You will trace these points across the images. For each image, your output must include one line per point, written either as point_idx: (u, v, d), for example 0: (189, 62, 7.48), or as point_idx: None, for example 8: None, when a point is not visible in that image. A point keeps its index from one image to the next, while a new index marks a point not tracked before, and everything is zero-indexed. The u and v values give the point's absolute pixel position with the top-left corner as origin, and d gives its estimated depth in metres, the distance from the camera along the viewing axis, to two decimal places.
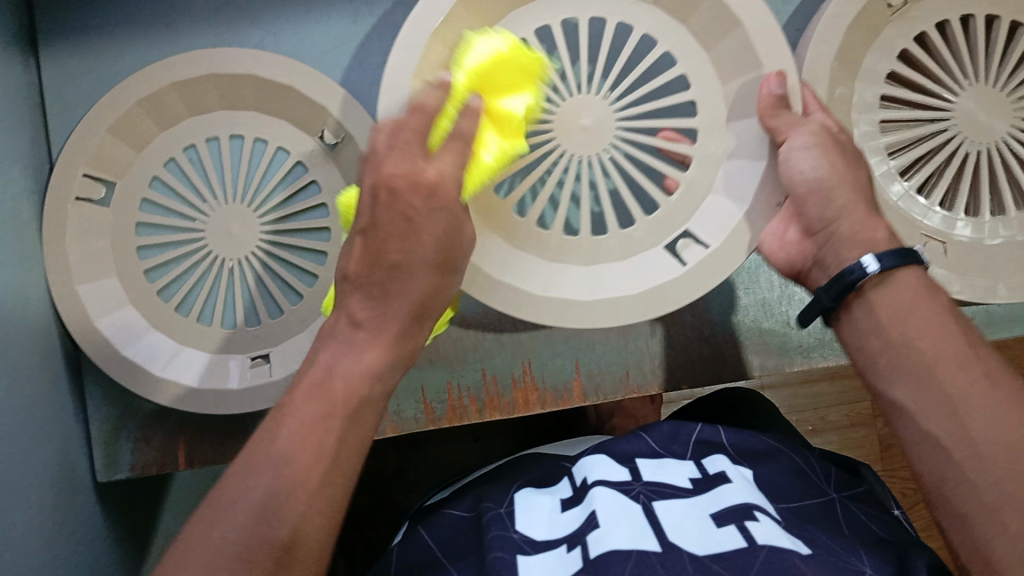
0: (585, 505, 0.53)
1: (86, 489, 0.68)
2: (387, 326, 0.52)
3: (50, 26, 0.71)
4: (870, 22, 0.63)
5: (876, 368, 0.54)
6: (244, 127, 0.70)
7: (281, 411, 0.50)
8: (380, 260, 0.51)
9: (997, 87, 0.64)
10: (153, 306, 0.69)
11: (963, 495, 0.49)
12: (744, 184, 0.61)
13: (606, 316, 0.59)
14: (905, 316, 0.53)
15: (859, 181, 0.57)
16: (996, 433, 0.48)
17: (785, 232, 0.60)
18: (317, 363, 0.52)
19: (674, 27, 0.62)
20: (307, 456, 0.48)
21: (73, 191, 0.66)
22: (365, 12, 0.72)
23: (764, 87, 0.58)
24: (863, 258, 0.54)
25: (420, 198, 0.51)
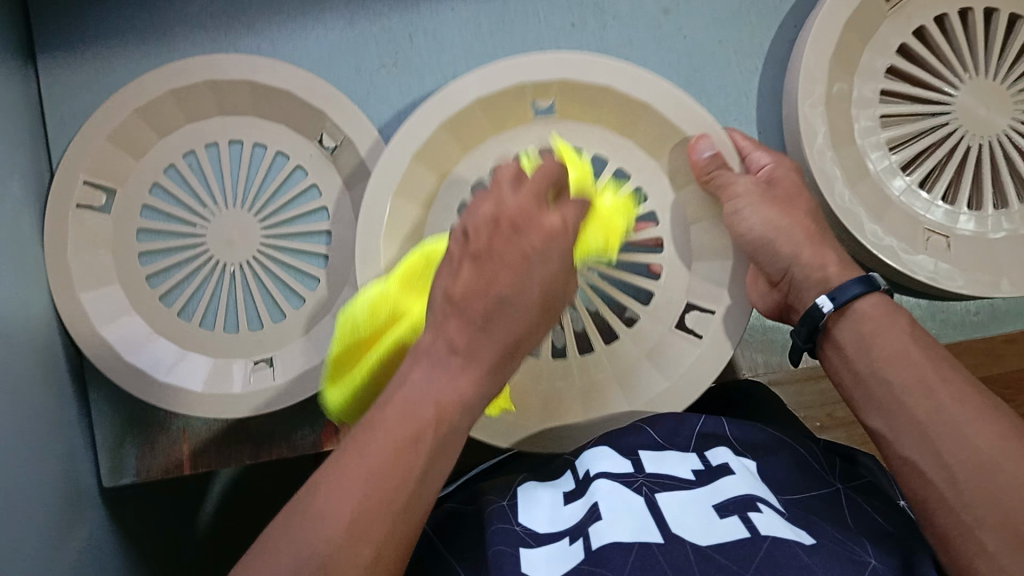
0: (587, 498, 0.53)
1: (91, 498, 0.68)
2: (478, 354, 0.46)
3: (49, 35, 0.71)
4: (865, 15, 0.63)
5: (851, 403, 0.54)
6: (243, 132, 0.70)
7: (363, 431, 0.43)
8: (486, 294, 0.45)
9: (997, 81, 0.64)
10: (157, 314, 0.69)
11: (944, 517, 0.46)
12: (716, 246, 0.64)
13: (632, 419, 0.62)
14: (868, 346, 0.52)
15: (801, 223, 0.59)
16: (968, 453, 0.46)
17: (758, 282, 0.62)
18: (404, 384, 0.45)
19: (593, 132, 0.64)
20: (395, 496, 0.41)
21: (73, 199, 0.67)
22: (362, 15, 0.72)
23: (694, 153, 0.61)
24: (819, 299, 0.55)
25: (541, 239, 0.46)
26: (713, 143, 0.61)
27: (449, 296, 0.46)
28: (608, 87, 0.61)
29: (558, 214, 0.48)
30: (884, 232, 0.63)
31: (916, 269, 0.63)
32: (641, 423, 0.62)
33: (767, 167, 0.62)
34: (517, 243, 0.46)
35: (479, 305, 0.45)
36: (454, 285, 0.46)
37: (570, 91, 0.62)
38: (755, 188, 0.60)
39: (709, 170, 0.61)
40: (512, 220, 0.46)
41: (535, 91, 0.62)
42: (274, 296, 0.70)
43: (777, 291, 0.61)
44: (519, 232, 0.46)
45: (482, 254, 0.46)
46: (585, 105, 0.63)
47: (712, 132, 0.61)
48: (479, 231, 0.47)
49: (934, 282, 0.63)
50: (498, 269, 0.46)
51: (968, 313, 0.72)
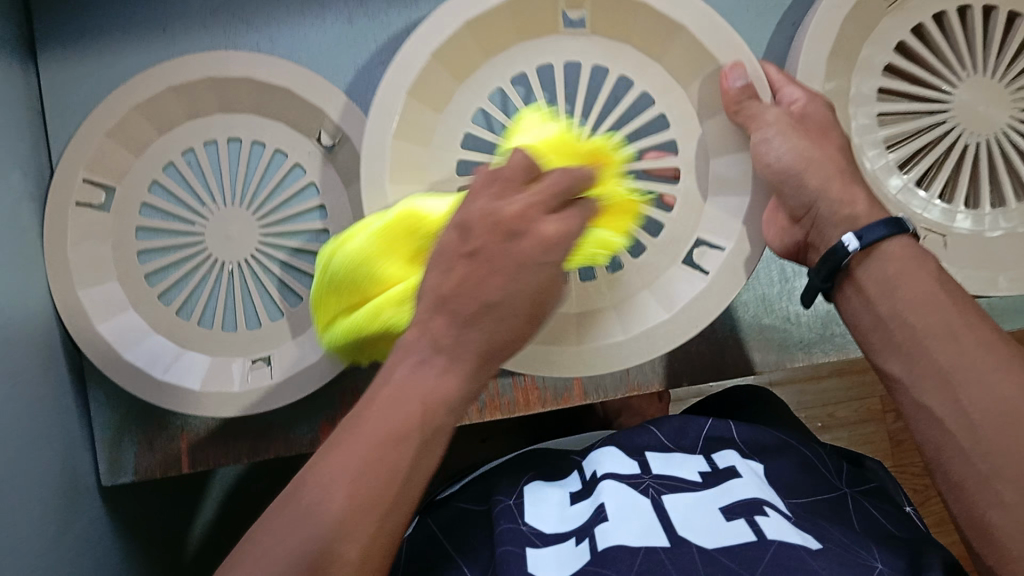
0: (594, 499, 0.53)
1: (89, 493, 0.68)
2: (462, 351, 0.46)
3: (50, 32, 0.71)
4: (867, 14, 0.63)
5: (870, 349, 0.54)
6: (242, 129, 0.70)
7: (359, 422, 0.44)
8: (475, 299, 0.45)
9: (997, 79, 0.63)
10: (156, 310, 0.70)
11: (960, 465, 0.47)
12: (737, 178, 0.62)
13: (643, 343, 0.60)
14: (893, 289, 0.52)
15: (831, 158, 0.58)
16: (988, 401, 0.46)
17: (778, 215, 0.60)
18: (390, 380, 0.45)
19: (621, 50, 0.64)
20: (384, 487, 0.43)
21: (73, 195, 0.67)
22: (361, 12, 0.72)
23: (725, 82, 0.59)
24: (844, 238, 0.54)
25: (539, 249, 0.46)
26: (747, 73, 0.59)
27: (440, 294, 0.46)
28: (642, 3, 0.59)
29: (559, 221, 0.47)
30: None
31: None
32: (635, 357, 0.60)
33: (800, 102, 0.60)
34: (514, 249, 0.46)
35: (468, 307, 0.45)
36: (444, 283, 0.46)
37: (606, 3, 0.61)
38: (785, 118, 0.58)
39: (740, 100, 0.59)
40: (511, 224, 0.46)
41: (569, 0, 0.61)
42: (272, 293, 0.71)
43: (799, 230, 0.59)
44: (516, 237, 0.46)
45: (475, 255, 0.46)
46: (618, 23, 0.62)
47: (745, 59, 0.59)
48: (477, 230, 0.46)
49: None
50: (491, 274, 0.45)
51: None
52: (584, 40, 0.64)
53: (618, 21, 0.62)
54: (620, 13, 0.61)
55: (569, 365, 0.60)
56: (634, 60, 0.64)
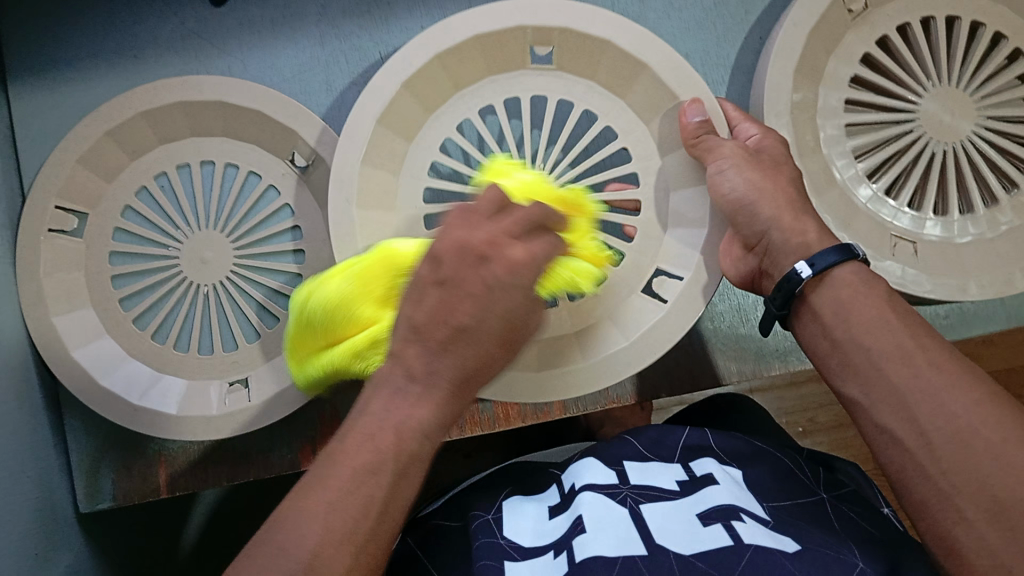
0: (571, 512, 0.53)
1: (67, 522, 0.67)
2: (436, 380, 0.45)
3: (20, 60, 0.71)
4: (832, 26, 0.64)
5: (828, 373, 0.54)
6: (215, 151, 0.70)
7: (334, 455, 0.44)
8: (443, 325, 0.45)
9: (961, 88, 0.64)
10: (130, 336, 0.69)
11: (920, 484, 0.46)
12: (694, 211, 0.63)
13: (601, 372, 0.60)
14: (845, 312, 0.52)
15: (783, 189, 0.58)
16: (944, 420, 0.46)
17: (733, 247, 0.61)
18: (366, 413, 0.45)
19: (586, 86, 0.64)
20: (361, 517, 0.42)
21: (44, 223, 0.66)
22: (333, 34, 0.72)
23: (683, 116, 0.60)
24: (797, 265, 0.55)
25: (505, 272, 0.46)
26: (704, 109, 0.60)
27: (413, 323, 0.45)
28: (608, 41, 0.60)
29: (527, 247, 0.47)
30: (853, 239, 0.64)
31: (884, 274, 0.63)
32: (594, 383, 0.60)
33: (756, 139, 0.61)
34: (478, 273, 0.45)
35: (441, 332, 0.45)
36: (419, 312, 0.45)
37: (571, 43, 0.62)
38: (741, 150, 0.59)
39: (697, 134, 0.60)
40: (479, 249, 0.46)
41: (536, 37, 0.61)
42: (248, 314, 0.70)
43: (753, 258, 0.60)
44: (484, 261, 0.45)
45: (445, 280, 0.45)
46: (588, 60, 0.63)
47: (704, 97, 0.60)
48: (452, 260, 0.46)
49: (903, 287, 0.62)
50: (459, 299, 0.45)
51: (939, 315, 0.73)
52: (553, 75, 0.64)
53: (587, 57, 0.63)
54: (588, 50, 0.62)
55: (524, 392, 0.60)
56: (601, 98, 0.65)
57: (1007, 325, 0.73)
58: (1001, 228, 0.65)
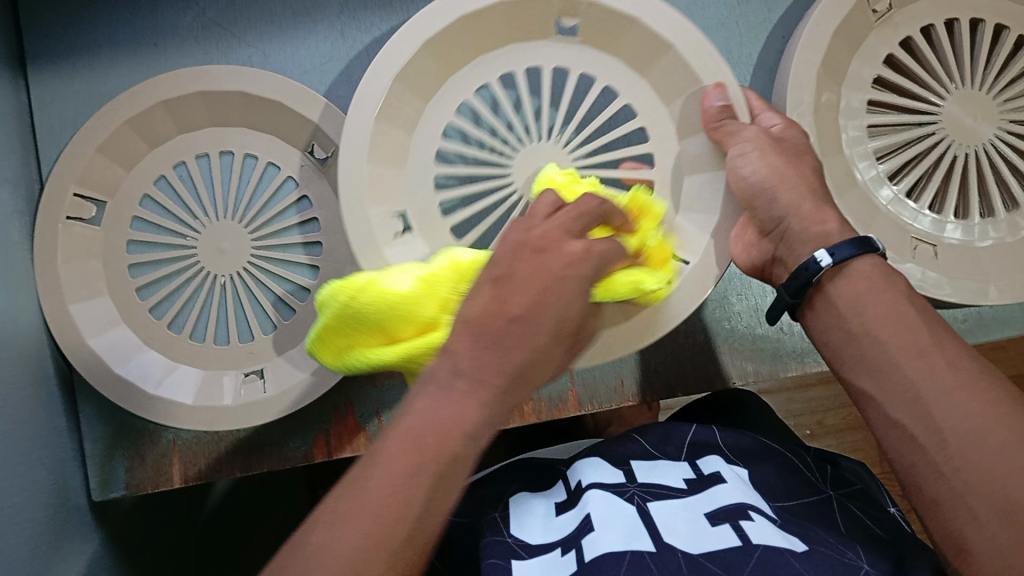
0: (579, 509, 0.53)
1: (80, 510, 0.67)
2: (484, 378, 0.44)
3: (40, 46, 0.71)
4: (854, 27, 0.64)
5: (839, 365, 0.53)
6: (234, 142, 0.70)
7: (380, 458, 0.43)
8: (499, 316, 0.45)
9: (984, 91, 0.64)
10: (146, 325, 0.69)
11: (933, 482, 0.46)
12: (708, 198, 0.62)
13: (602, 348, 0.60)
14: (861, 305, 0.52)
15: (804, 176, 0.58)
16: (957, 418, 0.46)
17: (746, 234, 0.60)
18: (409, 411, 0.44)
19: (606, 61, 0.64)
20: (399, 519, 0.41)
21: (63, 210, 0.67)
22: (353, 26, 0.72)
23: (705, 100, 0.59)
24: (817, 254, 0.54)
25: (561, 263, 0.46)
26: (728, 94, 0.59)
27: (467, 316, 0.45)
28: (636, 21, 0.60)
29: (583, 243, 0.48)
30: (873, 240, 0.63)
31: (904, 276, 0.62)
32: (589, 358, 0.60)
33: (777, 128, 0.60)
34: (539, 263, 0.46)
35: (497, 323, 0.45)
36: (473, 305, 0.46)
37: (595, 17, 0.62)
38: (763, 137, 0.58)
39: (719, 119, 0.59)
40: (536, 243, 0.47)
41: (565, 8, 0.61)
42: (264, 305, 0.70)
43: (767, 246, 0.60)
44: (540, 253, 0.47)
45: (504, 277, 0.46)
46: (612, 38, 0.63)
47: (728, 81, 0.59)
48: (514, 253, 0.47)
49: (923, 289, 0.62)
50: (519, 291, 0.45)
51: (956, 319, 0.73)
52: (573, 49, 0.64)
53: (610, 32, 0.63)
54: (612, 26, 0.62)
55: None
56: (621, 75, 0.64)
57: None
58: (1021, 232, 0.65)
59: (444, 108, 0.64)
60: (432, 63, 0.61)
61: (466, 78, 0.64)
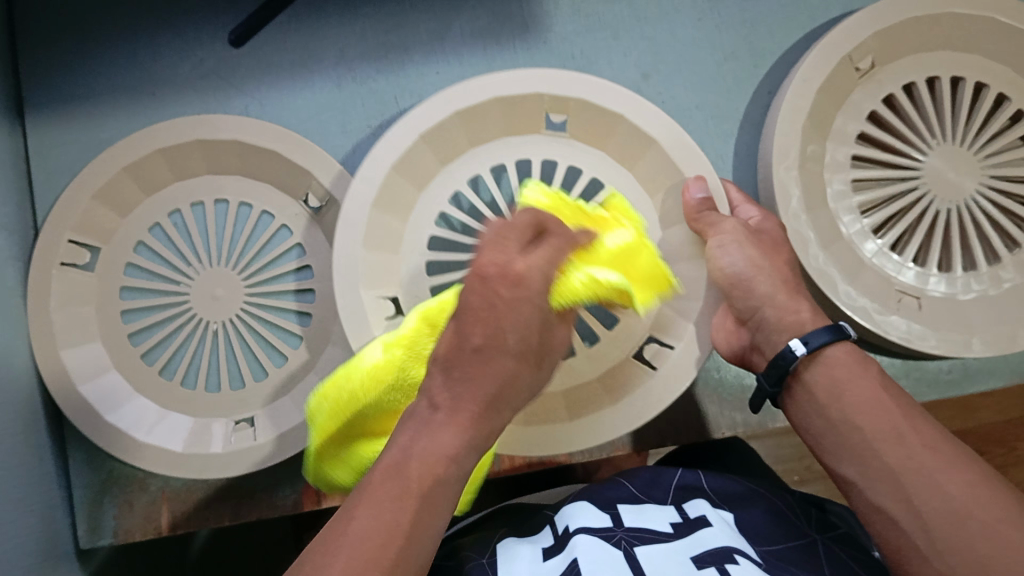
0: (567, 552, 0.53)
1: (67, 557, 0.67)
2: (460, 406, 0.44)
3: (39, 94, 0.72)
4: (839, 84, 0.66)
5: (821, 452, 0.53)
6: (229, 189, 0.71)
7: (360, 498, 0.41)
8: (462, 348, 0.44)
9: (966, 147, 0.65)
10: (137, 371, 0.69)
11: (918, 566, 0.46)
12: (693, 281, 0.63)
13: (583, 435, 0.61)
14: (840, 393, 0.52)
15: (778, 270, 0.60)
16: (939, 500, 0.46)
17: (726, 321, 0.62)
18: (392, 446, 0.44)
19: (598, 154, 0.66)
20: (382, 550, 0.39)
21: (58, 256, 0.67)
22: (349, 77, 0.73)
23: (686, 193, 0.62)
24: (791, 343, 0.55)
25: (508, 288, 0.44)
26: (708, 187, 0.62)
27: (438, 357, 0.45)
28: (623, 116, 0.62)
29: (526, 260, 0.46)
30: (857, 293, 0.65)
31: (888, 328, 0.64)
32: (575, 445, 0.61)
33: (755, 221, 0.63)
34: (485, 290, 0.44)
35: (461, 356, 0.44)
36: (440, 344, 0.45)
37: (583, 112, 0.63)
38: (742, 229, 0.60)
39: (699, 211, 0.62)
40: (481, 271, 0.45)
41: (553, 104, 0.63)
42: (256, 353, 0.71)
43: (745, 332, 0.61)
44: (487, 279, 0.44)
45: (460, 309, 0.45)
46: (601, 133, 0.65)
47: (708, 175, 0.62)
48: (469, 291, 0.45)
49: (907, 342, 0.63)
50: (474, 322, 0.44)
51: (942, 370, 0.73)
52: (565, 142, 0.66)
53: (597, 125, 0.64)
54: (597, 118, 0.63)
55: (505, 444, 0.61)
56: (610, 166, 0.66)
57: (1006, 382, 0.74)
58: (1003, 285, 0.66)
59: (435, 195, 0.65)
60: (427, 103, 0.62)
61: (463, 161, 0.65)
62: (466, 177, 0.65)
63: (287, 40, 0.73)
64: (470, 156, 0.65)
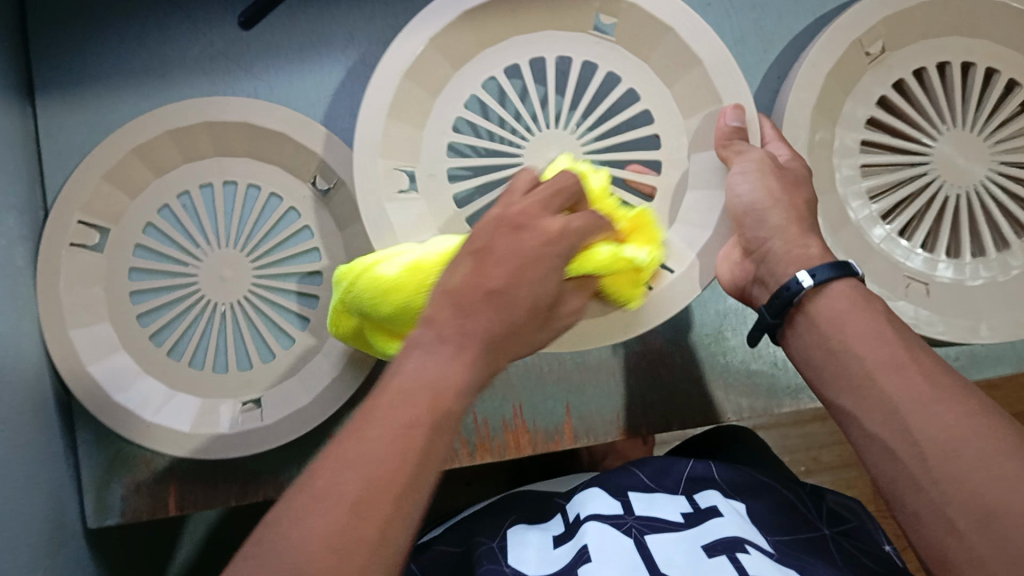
0: (576, 541, 0.53)
1: (76, 536, 0.67)
2: (468, 334, 0.43)
3: (49, 75, 0.72)
4: (849, 68, 0.65)
5: (821, 381, 0.53)
6: (238, 171, 0.71)
7: (370, 408, 0.41)
8: (477, 288, 0.44)
9: (975, 132, 0.65)
10: (146, 352, 0.70)
11: (912, 497, 0.46)
12: (704, 214, 0.62)
13: (572, 338, 0.61)
14: (842, 323, 0.52)
15: (795, 207, 0.58)
16: (935, 429, 0.45)
17: (732, 253, 0.60)
18: (397, 365, 0.43)
19: (638, 64, 0.65)
20: (406, 454, 0.39)
21: (67, 237, 0.67)
22: (358, 60, 0.73)
23: (720, 118, 0.60)
24: (799, 274, 0.53)
25: (539, 242, 0.46)
26: (744, 117, 0.60)
27: (447, 289, 0.45)
28: (670, 31, 0.61)
29: (561, 220, 0.48)
30: (865, 277, 0.64)
31: (897, 312, 0.63)
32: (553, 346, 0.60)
33: (785, 159, 0.61)
34: (515, 239, 0.46)
35: (476, 294, 0.44)
36: (454, 278, 0.45)
37: (635, 20, 0.62)
38: (768, 160, 0.58)
39: (730, 138, 0.59)
40: (514, 221, 0.47)
41: (605, 5, 0.62)
42: (264, 335, 0.71)
43: (749, 265, 0.59)
44: (519, 232, 0.47)
45: (484, 250, 0.46)
46: (646, 46, 0.64)
47: (747, 105, 0.60)
48: (495, 228, 0.47)
49: (915, 326, 0.64)
50: (494, 266, 0.45)
51: (949, 357, 0.73)
52: (611, 48, 0.65)
53: (646, 37, 0.63)
54: (647, 31, 0.63)
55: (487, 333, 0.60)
56: (647, 80, 0.65)
57: (1015, 369, 0.74)
58: (1012, 272, 0.65)
59: (470, 77, 0.65)
60: (420, 72, 0.61)
61: (503, 53, 0.65)
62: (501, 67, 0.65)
63: (297, 22, 0.73)
64: (510, 49, 0.64)
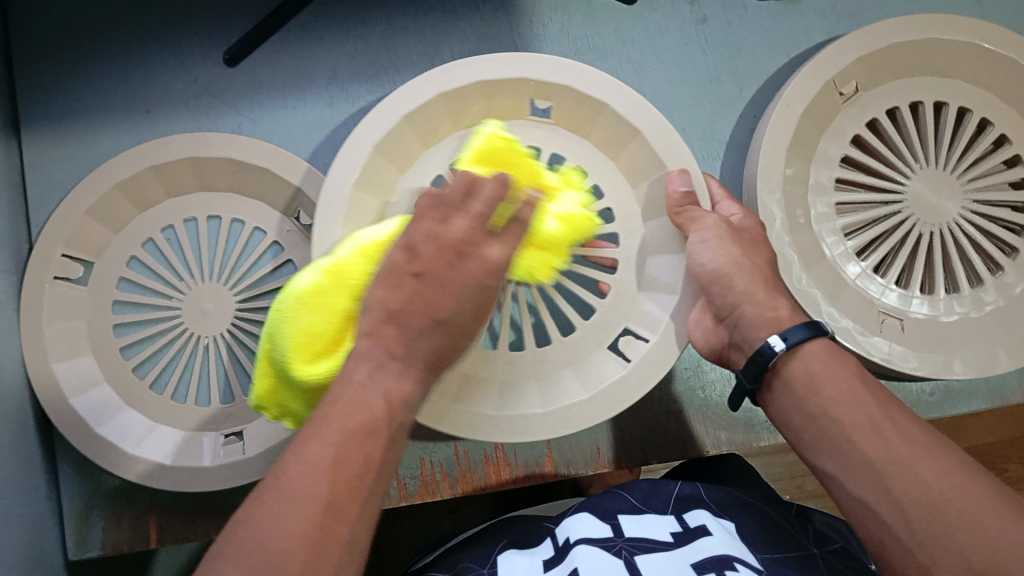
0: (566, 564, 0.53)
1: (55, 569, 0.67)
2: (411, 362, 0.46)
3: (33, 111, 0.73)
4: (822, 108, 0.67)
5: (800, 442, 0.53)
6: (221, 207, 0.72)
7: (316, 425, 0.43)
8: (424, 316, 0.46)
9: (947, 170, 0.67)
10: (128, 384, 0.70)
11: (899, 558, 0.47)
12: (670, 279, 0.63)
13: (556, 421, 0.59)
14: (816, 386, 0.52)
15: (758, 265, 0.58)
16: (919, 491, 0.47)
17: (704, 318, 0.61)
18: (346, 386, 0.45)
19: (578, 146, 0.65)
20: (355, 475, 0.42)
21: (50, 270, 0.67)
22: (340, 97, 0.74)
23: (669, 185, 0.60)
24: (770, 339, 0.53)
25: (479, 267, 0.48)
26: (690, 180, 0.61)
27: (388, 309, 0.46)
28: (609, 103, 0.61)
29: (500, 245, 0.49)
30: (840, 314, 0.65)
31: (872, 349, 0.64)
32: (545, 431, 0.59)
33: (737, 217, 0.62)
34: (456, 268, 0.47)
35: (418, 321, 0.46)
36: (392, 296, 0.46)
37: (570, 101, 0.63)
38: (722, 225, 0.59)
39: (681, 204, 0.60)
40: (457, 247, 0.48)
41: (538, 90, 0.63)
42: (246, 367, 0.71)
43: (723, 331, 0.60)
44: (462, 258, 0.48)
45: (418, 274, 0.47)
46: (584, 122, 0.64)
47: (691, 169, 0.61)
48: (394, 257, 0.48)
49: (889, 362, 0.64)
50: (439, 295, 0.47)
51: (924, 392, 0.74)
52: (546, 129, 0.65)
53: (583, 114, 0.64)
54: (583, 109, 0.63)
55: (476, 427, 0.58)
56: (589, 155, 0.65)
57: (988, 404, 0.75)
58: (986, 307, 0.67)
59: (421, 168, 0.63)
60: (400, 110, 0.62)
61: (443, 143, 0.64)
62: (441, 164, 0.63)
63: (280, 60, 0.74)
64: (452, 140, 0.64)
